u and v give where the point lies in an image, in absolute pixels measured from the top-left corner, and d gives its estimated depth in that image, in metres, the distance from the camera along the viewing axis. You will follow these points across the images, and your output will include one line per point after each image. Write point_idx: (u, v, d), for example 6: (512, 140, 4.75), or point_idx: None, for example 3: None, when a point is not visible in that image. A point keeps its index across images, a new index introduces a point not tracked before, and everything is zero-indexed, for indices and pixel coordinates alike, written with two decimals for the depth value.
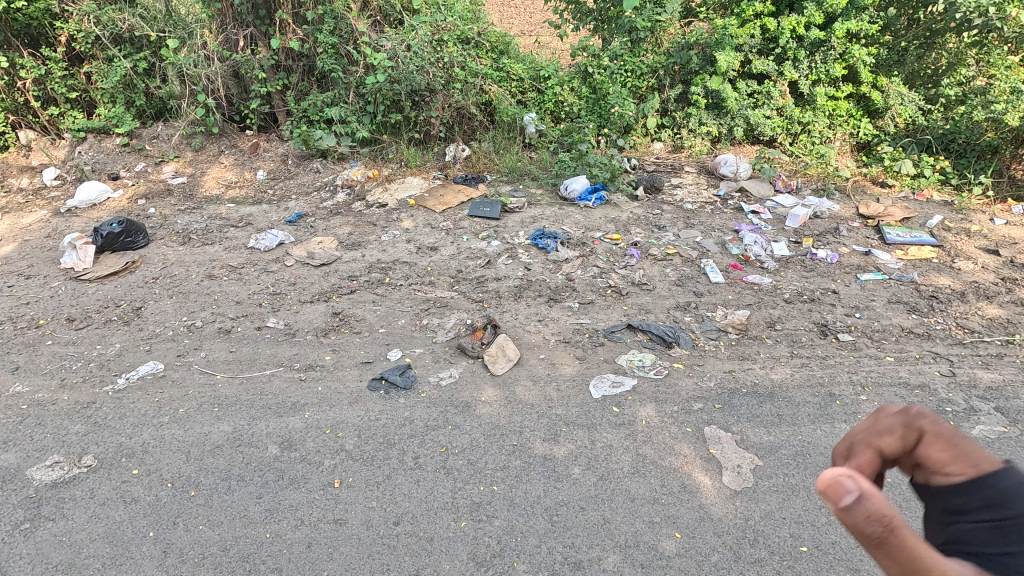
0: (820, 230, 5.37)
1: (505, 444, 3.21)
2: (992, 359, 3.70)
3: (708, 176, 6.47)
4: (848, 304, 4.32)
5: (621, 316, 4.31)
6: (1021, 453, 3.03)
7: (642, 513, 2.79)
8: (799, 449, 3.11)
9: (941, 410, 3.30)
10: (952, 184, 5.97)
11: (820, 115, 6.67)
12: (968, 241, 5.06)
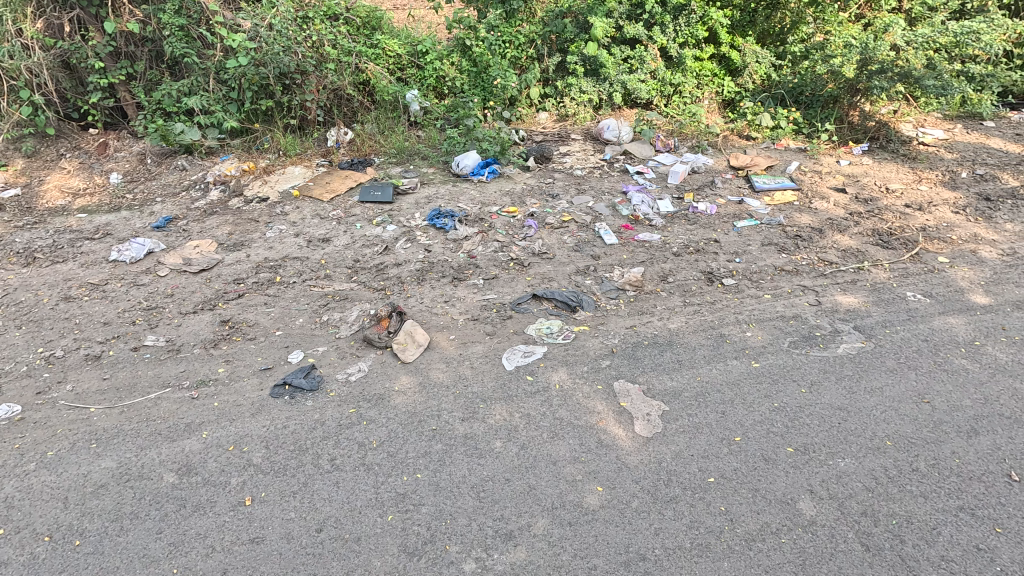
0: (698, 185, 5.74)
1: (424, 430, 3.17)
2: (848, 285, 4.19)
3: (593, 142, 6.67)
4: (729, 250, 4.69)
5: (526, 287, 4.36)
6: (876, 362, 3.48)
7: (565, 473, 2.89)
8: (699, 389, 3.35)
9: (811, 336, 3.71)
10: (804, 133, 6.56)
11: (688, 76, 7.08)
12: (821, 183, 5.65)
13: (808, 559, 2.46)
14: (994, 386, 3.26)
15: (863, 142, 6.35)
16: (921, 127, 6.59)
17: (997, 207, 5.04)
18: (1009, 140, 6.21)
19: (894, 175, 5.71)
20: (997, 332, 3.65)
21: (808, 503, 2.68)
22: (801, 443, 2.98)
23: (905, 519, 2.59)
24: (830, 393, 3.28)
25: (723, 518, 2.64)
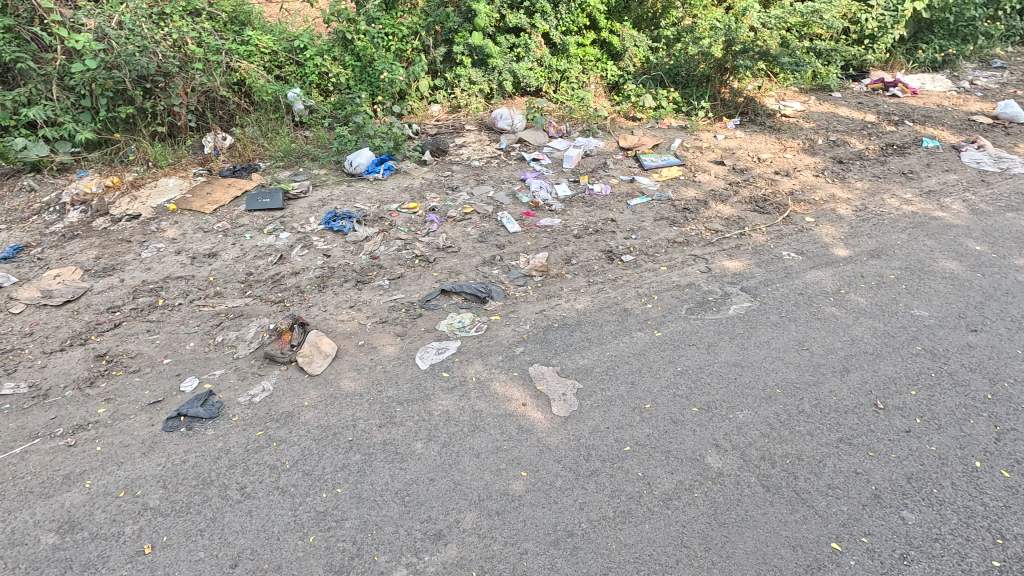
0: (592, 167, 5.94)
1: (340, 442, 3.04)
2: (733, 250, 4.53)
3: (488, 132, 6.69)
4: (625, 228, 4.90)
5: (434, 283, 4.31)
6: (762, 318, 3.80)
7: (489, 464, 2.91)
8: (609, 363, 3.49)
9: (705, 301, 3.98)
10: (683, 111, 6.95)
11: (574, 62, 7.25)
12: (702, 157, 6.05)
13: (718, 508, 2.65)
14: (858, 327, 3.67)
15: (735, 117, 6.84)
16: (782, 100, 7.23)
17: (849, 168, 5.66)
18: (854, 108, 6.97)
19: (763, 145, 6.23)
20: (857, 279, 4.11)
21: (715, 456, 2.89)
22: (704, 401, 3.20)
23: (797, 456, 2.87)
24: (725, 351, 3.54)
25: (641, 483, 2.77)
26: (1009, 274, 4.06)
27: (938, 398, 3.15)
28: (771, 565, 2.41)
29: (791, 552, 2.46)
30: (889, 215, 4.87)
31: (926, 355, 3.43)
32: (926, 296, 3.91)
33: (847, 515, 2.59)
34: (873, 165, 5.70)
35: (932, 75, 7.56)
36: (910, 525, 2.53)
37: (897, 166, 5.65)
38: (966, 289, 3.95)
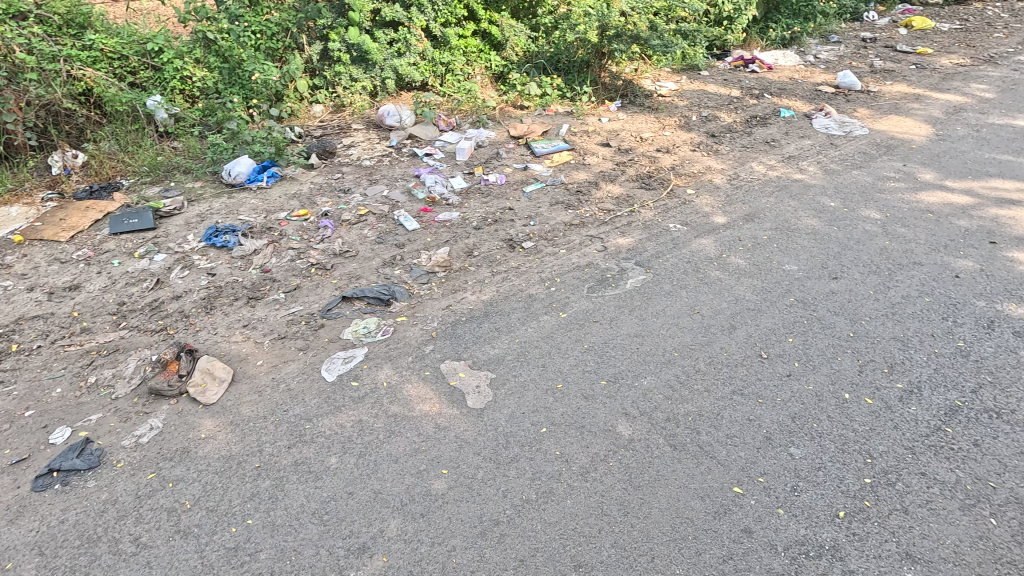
0: (486, 158, 5.96)
1: (246, 471, 2.85)
2: (625, 227, 4.75)
3: (377, 130, 6.51)
4: (523, 215, 4.97)
5: (333, 291, 4.13)
6: (657, 288, 4.02)
7: (409, 467, 2.86)
8: (519, 350, 3.54)
9: (605, 278, 4.14)
10: (568, 97, 7.14)
11: (457, 54, 7.18)
12: (590, 140, 6.27)
13: (633, 473, 2.79)
14: (740, 287, 3.99)
15: (617, 99, 7.14)
16: (657, 81, 7.64)
17: (721, 141, 6.10)
18: (720, 85, 7.51)
19: (644, 125, 6.56)
20: (735, 243, 4.46)
21: (625, 425, 3.03)
22: (611, 374, 3.34)
23: (698, 413, 3.08)
24: (626, 324, 3.71)
25: (560, 462, 2.86)
26: (858, 225, 4.59)
27: (811, 342, 3.50)
28: (683, 518, 2.58)
29: (700, 501, 2.64)
30: (758, 181, 5.32)
31: (798, 305, 3.80)
32: (794, 252, 4.32)
33: (744, 459, 2.82)
34: (741, 136, 6.18)
35: (783, 51, 8.31)
36: (798, 459, 2.81)
37: (761, 136, 6.17)
38: (826, 242, 4.41)
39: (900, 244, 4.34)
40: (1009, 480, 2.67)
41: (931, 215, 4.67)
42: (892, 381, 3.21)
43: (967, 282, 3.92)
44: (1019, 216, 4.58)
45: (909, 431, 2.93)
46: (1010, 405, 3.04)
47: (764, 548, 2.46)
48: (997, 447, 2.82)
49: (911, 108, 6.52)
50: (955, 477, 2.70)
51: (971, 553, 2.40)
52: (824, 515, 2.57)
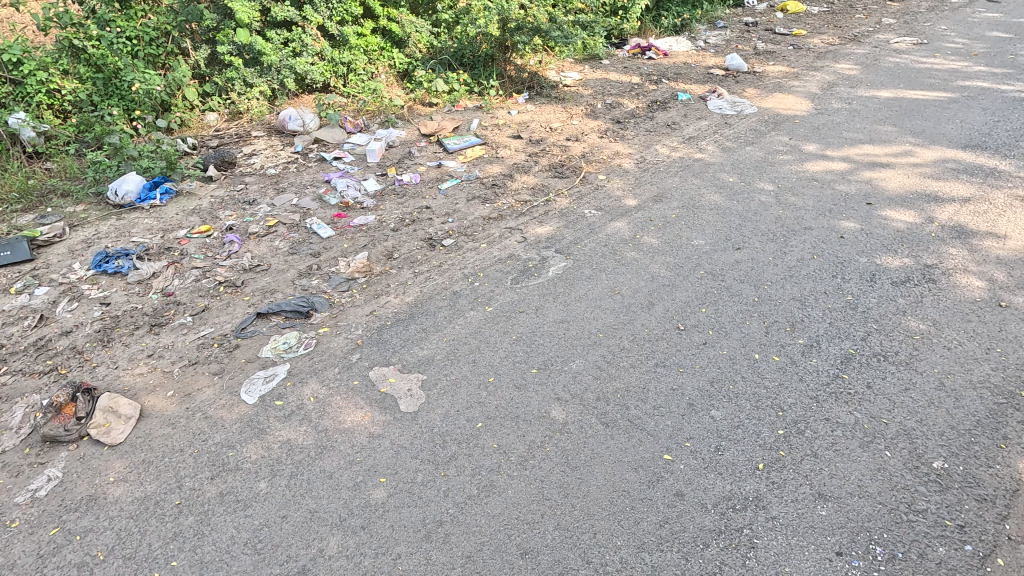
0: (398, 158, 5.85)
1: (165, 510, 2.66)
2: (542, 217, 4.82)
3: (279, 137, 6.23)
4: (441, 213, 4.93)
5: (247, 308, 3.92)
6: (578, 273, 4.13)
7: (345, 481, 2.78)
8: (448, 349, 3.52)
9: (527, 269, 4.20)
10: (476, 91, 7.12)
11: (358, 53, 6.98)
12: (501, 133, 6.30)
13: (569, 455, 2.86)
14: (654, 265, 4.17)
15: (524, 91, 7.21)
16: (562, 72, 7.79)
17: (626, 127, 6.34)
18: (621, 73, 7.78)
19: (553, 116, 6.67)
20: (647, 223, 4.66)
21: (558, 409, 3.10)
22: (541, 361, 3.40)
23: (626, 389, 3.20)
24: (552, 311, 3.78)
25: (498, 454, 2.88)
26: (755, 198, 4.92)
27: (722, 310, 3.73)
28: (620, 491, 2.68)
29: (634, 473, 2.75)
30: (663, 163, 5.57)
31: (708, 277, 4.03)
32: (700, 227, 4.57)
33: (671, 427, 2.97)
34: (644, 121, 6.44)
35: (676, 38, 8.72)
36: (719, 421, 3.00)
37: (663, 120, 6.46)
38: (728, 215, 4.70)
39: (792, 212, 4.70)
40: (899, 415, 2.98)
41: (816, 183, 5.09)
42: (795, 338, 3.49)
43: (850, 241, 4.32)
44: (889, 178, 5.09)
45: (813, 382, 3.19)
46: (894, 348, 3.38)
47: (695, 508, 2.60)
48: (886, 387, 3.14)
49: (792, 86, 7.05)
50: (854, 418, 2.97)
51: (872, 484, 2.66)
52: (745, 470, 2.76)
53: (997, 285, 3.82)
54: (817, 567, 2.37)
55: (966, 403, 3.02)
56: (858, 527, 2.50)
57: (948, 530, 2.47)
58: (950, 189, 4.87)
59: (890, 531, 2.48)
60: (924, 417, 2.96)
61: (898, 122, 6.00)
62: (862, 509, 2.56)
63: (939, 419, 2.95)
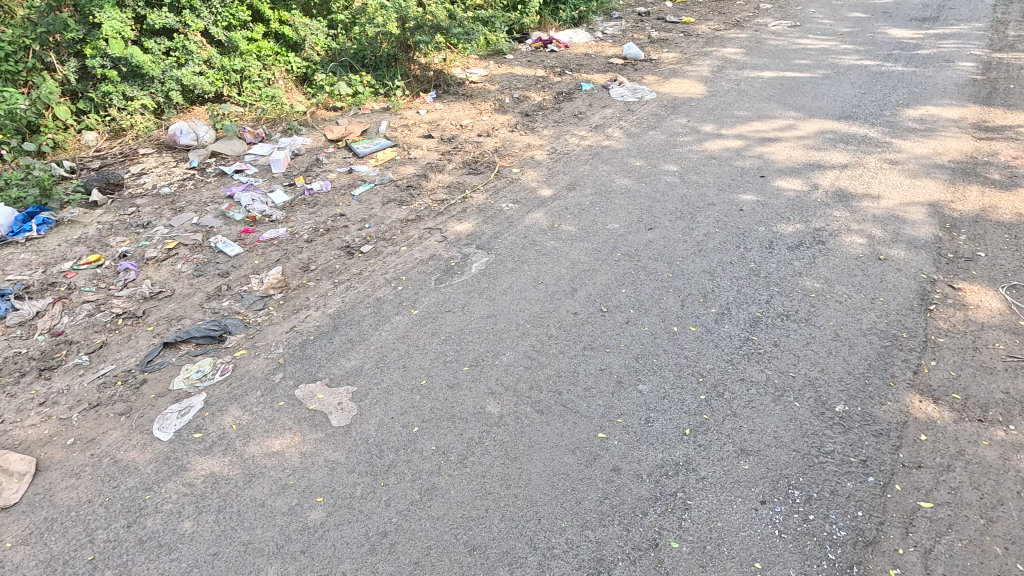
0: (305, 166, 5.62)
1: (77, 568, 2.44)
2: (461, 214, 4.81)
3: (171, 153, 5.82)
4: (356, 219, 4.80)
5: (152, 339, 3.64)
6: (500, 267, 4.16)
7: (280, 506, 2.66)
8: (377, 357, 3.44)
9: (450, 267, 4.18)
10: (381, 93, 6.97)
11: (250, 59, 6.61)
12: (411, 134, 6.21)
13: (508, 447, 2.89)
14: (574, 252, 4.28)
15: (431, 90, 7.12)
16: (467, 68, 7.78)
17: (535, 119, 6.44)
18: (526, 66, 7.88)
19: (462, 113, 6.66)
20: (563, 212, 4.77)
21: (494, 403, 3.12)
22: (472, 358, 3.41)
23: (557, 375, 3.27)
24: (478, 308, 3.79)
25: (437, 456, 2.86)
26: (661, 179, 5.16)
27: (640, 289, 3.89)
28: (560, 475, 2.74)
29: (572, 455, 2.83)
30: (573, 152, 5.71)
31: (625, 259, 4.18)
32: (614, 212, 4.74)
33: (603, 406, 3.07)
34: (552, 113, 6.57)
35: (575, 30, 8.95)
36: (646, 394, 3.13)
37: (569, 110, 6.62)
38: (638, 198, 4.89)
39: (696, 190, 4.97)
40: (803, 367, 3.25)
41: (715, 161, 5.41)
42: (708, 308, 3.70)
43: (749, 212, 4.63)
44: (778, 151, 5.50)
45: (727, 347, 3.41)
46: (795, 307, 3.67)
47: (631, 480, 2.71)
48: (791, 344, 3.40)
49: (686, 71, 7.44)
50: (765, 376, 3.20)
51: (786, 434, 2.88)
52: (674, 437, 2.90)
53: (875, 241, 4.23)
54: (745, 518, 2.54)
55: (858, 350, 3.34)
56: (778, 475, 2.70)
57: (853, 466, 2.73)
58: (830, 157, 5.33)
59: (805, 474, 2.70)
60: (824, 367, 3.24)
61: (781, 99, 6.49)
62: (779, 458, 2.77)
63: (837, 367, 3.24)
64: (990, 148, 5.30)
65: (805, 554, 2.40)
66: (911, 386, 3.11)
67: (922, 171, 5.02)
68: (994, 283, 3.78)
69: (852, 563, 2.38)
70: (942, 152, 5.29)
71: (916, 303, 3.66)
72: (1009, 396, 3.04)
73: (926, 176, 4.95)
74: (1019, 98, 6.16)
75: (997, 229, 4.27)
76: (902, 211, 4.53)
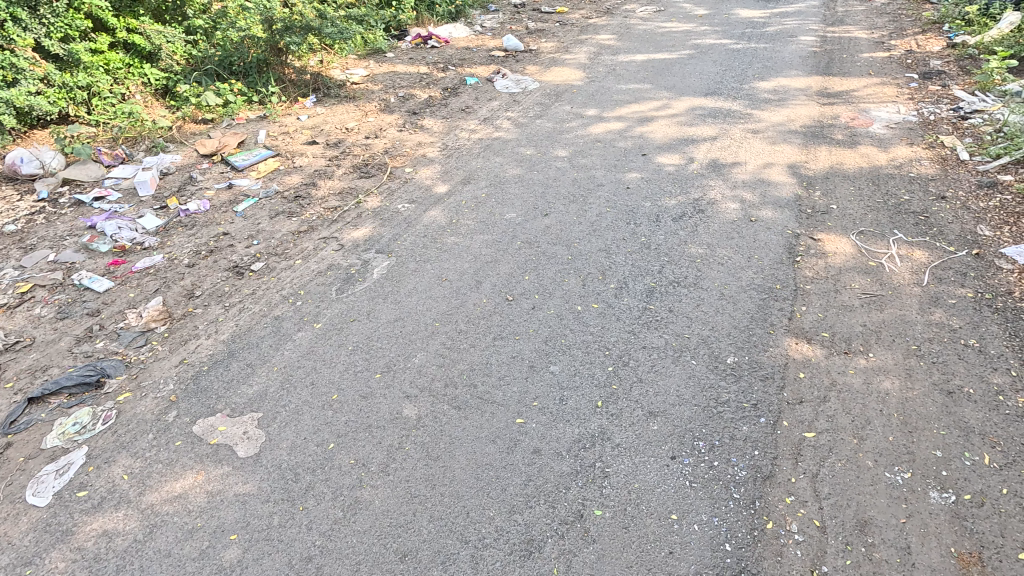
0: (177, 186, 5.19)
1: None
2: (356, 220, 4.67)
3: (13, 185, 5.16)
4: (242, 237, 4.51)
5: (13, 396, 3.24)
6: (403, 270, 4.09)
7: (189, 552, 2.48)
8: (281, 378, 3.28)
9: (350, 276, 4.05)
10: (256, 100, 6.58)
11: (97, 73, 5.98)
12: (293, 141, 5.92)
13: (429, 447, 2.87)
14: (475, 245, 4.31)
15: (310, 94, 6.83)
16: (347, 69, 7.53)
17: (423, 116, 6.36)
18: (408, 64, 7.76)
19: (346, 115, 6.44)
20: (460, 207, 4.77)
21: (410, 406, 3.08)
22: (383, 365, 3.33)
23: (471, 369, 3.29)
24: (384, 313, 3.71)
25: (357, 468, 2.78)
26: (552, 165, 5.31)
27: (542, 274, 3.99)
28: (484, 466, 2.77)
29: (493, 445, 2.86)
30: (465, 146, 5.72)
31: (526, 247, 4.27)
32: (510, 201, 4.81)
33: (518, 393, 3.13)
34: (439, 109, 6.53)
35: (454, 24, 8.93)
36: (558, 374, 3.23)
37: (456, 105, 6.61)
38: (532, 186, 5.01)
39: (585, 173, 5.17)
40: (696, 327, 3.50)
41: (600, 143, 5.65)
42: (607, 284, 3.88)
43: (635, 190, 4.89)
44: (656, 130, 5.84)
45: (628, 318, 3.59)
46: (684, 274, 3.94)
47: (552, 459, 2.79)
48: (684, 307, 3.65)
49: (565, 59, 7.67)
50: (664, 340, 3.42)
51: (687, 391, 3.10)
52: (588, 410, 3.02)
53: (747, 204, 4.63)
54: (659, 475, 2.71)
55: (742, 306, 3.65)
56: (684, 430, 2.90)
57: (746, 411, 2.99)
58: (702, 132, 5.74)
59: (707, 425, 2.92)
60: (714, 325, 3.51)
61: (653, 80, 6.88)
62: (683, 415, 2.98)
63: (725, 323, 3.52)
64: (832, 112, 5.96)
65: (714, 498, 2.61)
66: (788, 331, 3.45)
67: (780, 137, 5.54)
68: (847, 230, 4.28)
69: (754, 498, 2.61)
70: (795, 119, 5.87)
71: (786, 257, 4.05)
72: (866, 328, 3.46)
73: (783, 141, 5.47)
74: (850, 66, 6.96)
75: (845, 183, 4.82)
76: (766, 175, 4.98)
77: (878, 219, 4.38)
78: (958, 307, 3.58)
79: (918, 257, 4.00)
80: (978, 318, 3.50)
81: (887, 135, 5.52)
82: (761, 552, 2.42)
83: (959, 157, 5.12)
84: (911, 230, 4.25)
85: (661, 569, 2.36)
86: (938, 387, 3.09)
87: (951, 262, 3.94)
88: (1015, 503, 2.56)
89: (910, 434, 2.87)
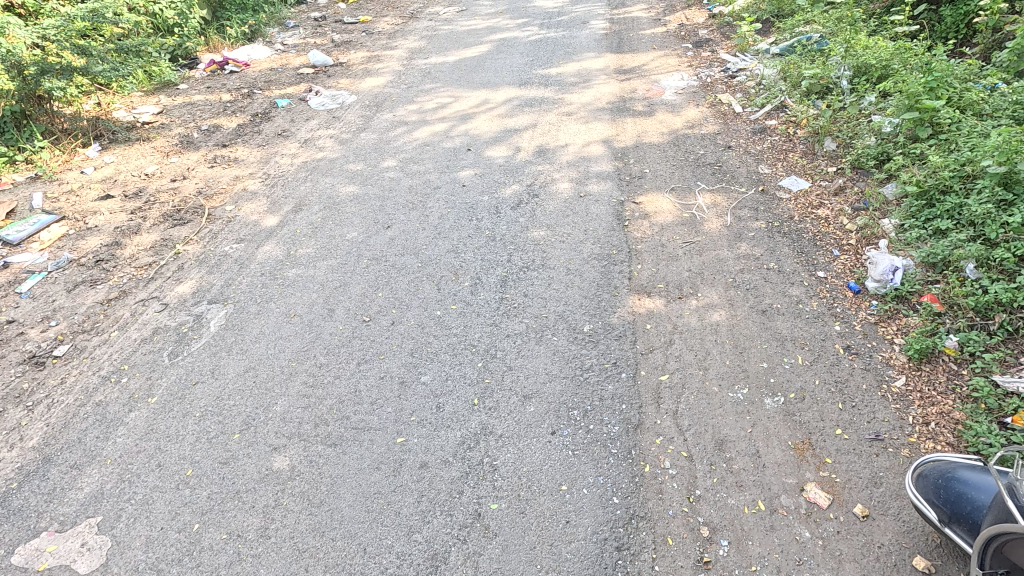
0: None
1: None
2: (177, 273, 4.19)
3: None
4: (35, 320, 3.83)
5: None
6: (244, 315, 3.77)
7: None
8: (120, 469, 2.85)
9: (182, 335, 3.64)
10: (21, 159, 5.60)
11: None
12: (80, 199, 5.13)
13: (309, 495, 2.69)
14: (320, 272, 4.10)
15: (92, 142, 5.97)
16: (133, 108, 6.67)
17: (234, 148, 5.87)
18: (206, 93, 7.10)
19: (142, 160, 5.73)
20: (296, 236, 4.51)
21: (280, 458, 2.86)
22: (241, 423, 3.05)
23: (340, 402, 3.13)
24: (231, 366, 3.39)
25: (231, 542, 2.53)
26: (384, 177, 5.21)
27: (396, 287, 3.92)
28: (372, 495, 2.68)
29: (378, 472, 2.77)
30: (289, 171, 5.40)
31: (373, 263, 4.16)
32: (348, 221, 4.64)
33: (393, 412, 3.05)
34: (253, 137, 6.08)
35: (252, 46, 8.31)
36: (430, 382, 3.21)
37: (271, 130, 6.19)
38: (368, 201, 4.88)
39: (420, 178, 5.15)
40: (552, 305, 3.68)
41: (429, 146, 5.67)
42: (462, 283, 3.92)
43: (472, 186, 5.00)
44: (480, 125, 5.99)
45: (487, 311, 3.67)
46: (531, 258, 4.11)
47: (439, 468, 2.77)
48: (538, 289, 3.81)
49: (378, 69, 7.54)
50: (524, 325, 3.55)
51: (555, 367, 3.25)
52: (466, 411, 3.04)
53: (574, 182, 4.95)
54: (544, 452, 2.82)
55: (587, 276, 3.91)
56: (558, 404, 3.04)
57: (608, 371, 3.22)
58: (522, 121, 6.00)
59: (577, 395, 3.09)
60: (568, 299, 3.72)
61: (469, 78, 7.04)
62: (555, 390, 3.12)
63: (576, 296, 3.75)
64: (631, 87, 6.56)
65: (596, 459, 2.78)
66: (630, 291, 3.77)
67: (591, 116, 6.00)
68: (662, 190, 4.76)
69: (629, 448, 2.83)
70: (600, 98, 6.38)
71: (616, 223, 4.41)
72: (692, 273, 3.90)
73: (595, 119, 5.93)
74: (638, 43, 7.71)
75: (652, 149, 5.35)
76: (587, 152, 5.36)
77: (684, 175, 4.94)
78: (757, 238, 4.17)
79: (721, 202, 4.58)
80: (773, 244, 4.11)
81: (678, 101, 6.22)
82: (644, 494, 2.64)
83: (735, 111, 5.93)
84: (711, 180, 4.85)
85: (561, 540, 2.47)
86: (754, 309, 3.58)
87: (745, 201, 4.57)
88: (826, 390, 3.06)
89: (741, 354, 3.29)
